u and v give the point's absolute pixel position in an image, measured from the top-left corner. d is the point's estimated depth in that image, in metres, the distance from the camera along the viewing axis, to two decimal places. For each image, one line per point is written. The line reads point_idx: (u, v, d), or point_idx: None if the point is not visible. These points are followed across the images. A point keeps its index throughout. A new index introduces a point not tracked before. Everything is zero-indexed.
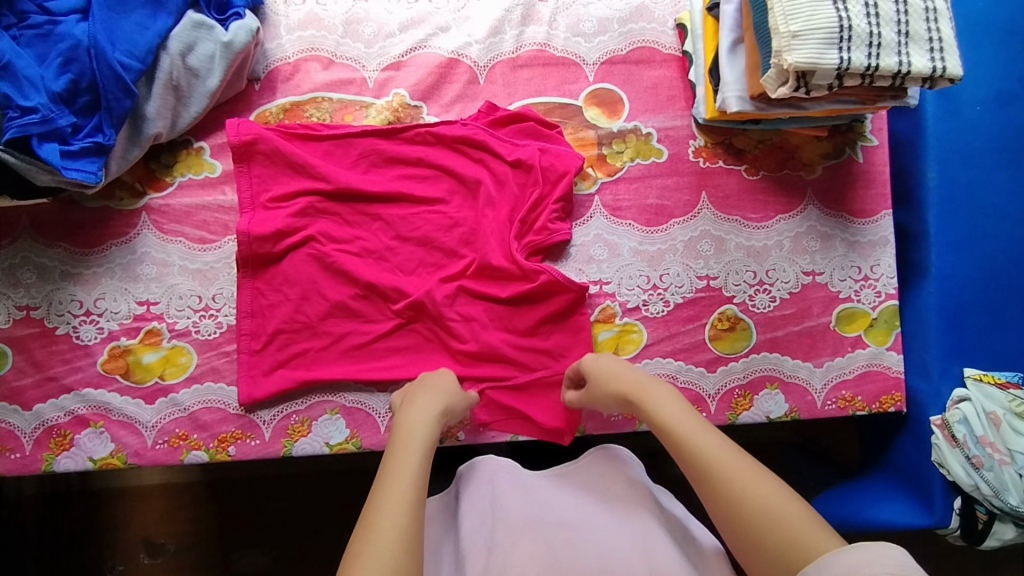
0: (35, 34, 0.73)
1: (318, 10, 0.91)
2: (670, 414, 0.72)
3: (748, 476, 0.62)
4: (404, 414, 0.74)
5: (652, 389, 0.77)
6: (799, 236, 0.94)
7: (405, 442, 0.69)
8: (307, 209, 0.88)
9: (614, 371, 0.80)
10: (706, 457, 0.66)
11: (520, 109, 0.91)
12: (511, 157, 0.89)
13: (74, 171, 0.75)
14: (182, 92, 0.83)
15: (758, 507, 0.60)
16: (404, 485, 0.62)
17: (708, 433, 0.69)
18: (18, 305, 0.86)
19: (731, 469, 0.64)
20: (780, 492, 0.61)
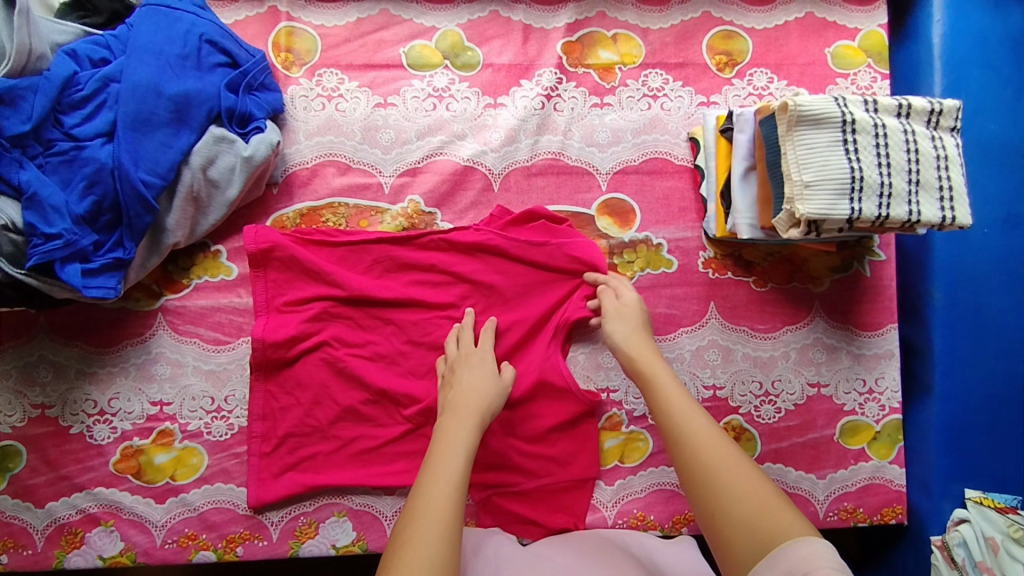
0: (59, 159, 0.73)
1: (337, 116, 0.92)
2: (669, 386, 0.74)
3: (725, 465, 0.65)
4: (452, 412, 0.77)
5: (656, 362, 0.79)
6: (805, 347, 0.95)
7: (446, 444, 0.72)
8: (321, 315, 0.89)
9: (629, 334, 0.83)
10: (692, 435, 0.68)
11: (532, 208, 0.91)
12: (527, 257, 0.90)
13: (94, 289, 0.76)
14: (202, 202, 0.84)
15: (731, 486, 0.63)
16: (443, 490, 0.65)
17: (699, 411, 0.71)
18: (33, 404, 0.88)
19: (712, 448, 0.66)
20: (753, 475, 0.64)
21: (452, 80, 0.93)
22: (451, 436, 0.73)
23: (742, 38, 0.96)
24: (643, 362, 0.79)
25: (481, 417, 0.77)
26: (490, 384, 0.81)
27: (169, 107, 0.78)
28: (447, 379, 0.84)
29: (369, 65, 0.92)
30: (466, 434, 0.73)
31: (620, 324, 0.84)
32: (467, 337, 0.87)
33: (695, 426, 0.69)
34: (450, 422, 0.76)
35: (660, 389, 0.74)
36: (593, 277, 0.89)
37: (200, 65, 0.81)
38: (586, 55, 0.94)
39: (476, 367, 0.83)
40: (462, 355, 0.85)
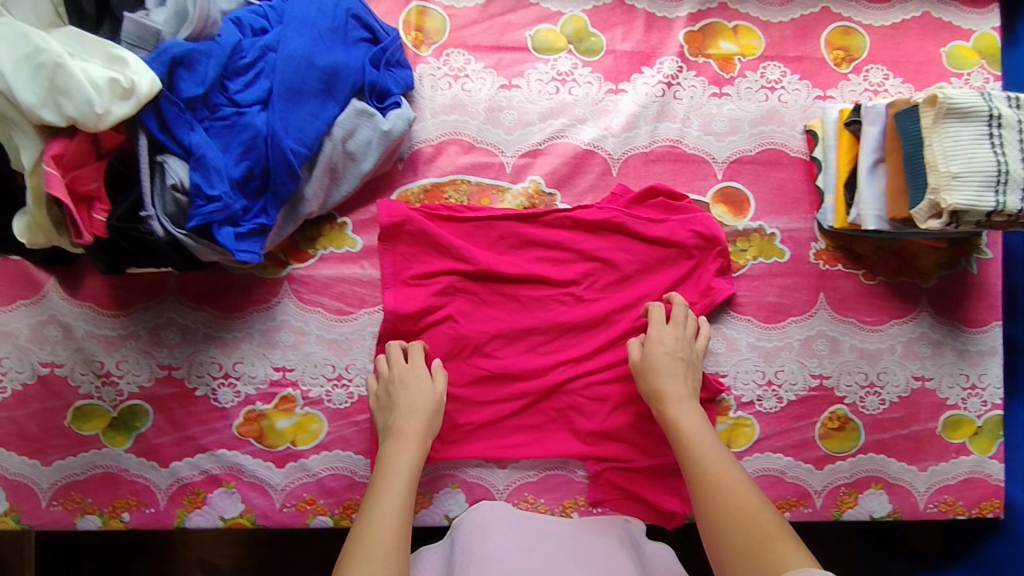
0: (222, 124, 0.75)
1: (463, 95, 0.93)
2: (695, 431, 0.83)
3: (735, 494, 0.75)
4: (395, 435, 0.84)
5: (685, 403, 0.86)
6: (911, 341, 0.97)
7: (392, 471, 0.80)
8: (445, 289, 0.91)
9: (661, 369, 0.87)
10: (710, 471, 0.78)
11: (652, 184, 0.94)
12: (650, 233, 0.92)
13: (244, 253, 0.78)
14: (337, 173, 0.86)
15: (738, 517, 0.72)
16: (389, 521, 0.75)
17: (719, 452, 0.80)
18: (160, 365, 0.89)
19: (727, 485, 0.76)
20: (759, 508, 0.73)
21: (576, 64, 0.94)
22: (398, 462, 0.81)
23: (860, 34, 0.97)
24: (669, 403, 0.85)
25: (423, 440, 0.84)
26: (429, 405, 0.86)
27: (319, 78, 0.79)
28: (379, 400, 0.87)
29: (495, 47, 0.94)
30: (412, 460, 0.82)
31: (652, 361, 0.87)
32: (402, 356, 0.88)
33: (712, 466, 0.79)
34: (390, 452, 0.82)
35: (683, 433, 0.83)
36: (674, 298, 0.91)
37: (347, 38, 0.82)
38: (707, 45, 0.96)
39: (411, 386, 0.86)
40: (402, 377, 0.86)
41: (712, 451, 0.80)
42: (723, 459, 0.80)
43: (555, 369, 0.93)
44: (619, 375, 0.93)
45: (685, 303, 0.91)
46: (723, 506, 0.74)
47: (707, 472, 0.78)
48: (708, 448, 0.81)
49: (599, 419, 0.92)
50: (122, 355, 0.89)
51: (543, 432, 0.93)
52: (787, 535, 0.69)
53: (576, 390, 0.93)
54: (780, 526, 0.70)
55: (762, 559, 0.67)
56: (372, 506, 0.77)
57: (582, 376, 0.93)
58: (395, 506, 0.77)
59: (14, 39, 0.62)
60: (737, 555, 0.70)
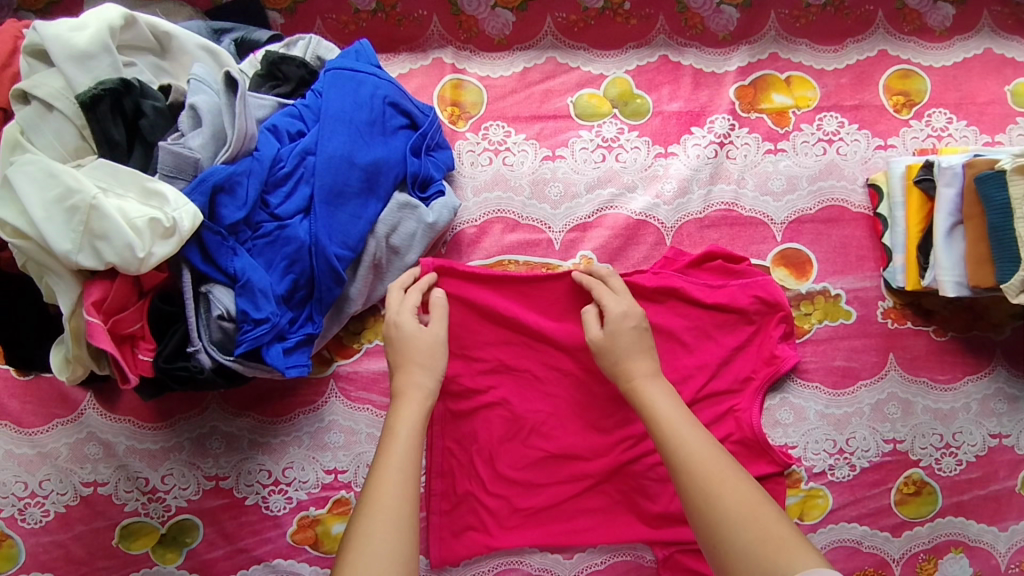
0: (265, 241, 0.70)
1: (505, 170, 0.89)
2: (666, 408, 0.71)
3: (726, 479, 0.63)
4: (398, 394, 0.70)
5: (650, 380, 0.74)
6: (986, 398, 0.92)
7: (392, 432, 0.66)
8: (499, 374, 0.87)
9: (626, 348, 0.76)
10: (692, 454, 0.65)
11: (709, 247, 0.89)
12: (709, 300, 0.87)
13: (293, 369, 0.73)
14: (381, 269, 0.81)
15: (735, 510, 0.60)
16: (393, 485, 0.61)
17: (695, 431, 0.68)
18: (207, 476, 0.85)
19: (716, 469, 0.64)
20: (755, 496, 0.62)
21: (621, 129, 0.90)
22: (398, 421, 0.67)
23: (920, 77, 0.92)
24: (639, 382, 0.74)
25: (426, 393, 0.71)
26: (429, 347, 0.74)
27: (360, 177, 0.75)
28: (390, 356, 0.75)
29: (536, 116, 0.89)
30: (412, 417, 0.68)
31: (615, 339, 0.76)
32: (405, 297, 0.77)
33: (694, 448, 0.66)
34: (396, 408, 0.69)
35: (659, 413, 0.70)
36: (585, 273, 0.82)
37: (385, 128, 0.78)
38: (759, 99, 0.90)
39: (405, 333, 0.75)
40: (404, 321, 0.75)
41: (689, 430, 0.68)
42: (699, 437, 0.67)
43: (618, 450, 0.88)
44: None
45: (608, 269, 0.83)
46: (711, 493, 0.62)
47: (689, 455, 0.65)
48: (685, 427, 0.68)
49: (665, 501, 0.87)
50: (167, 468, 0.85)
51: (609, 515, 0.88)
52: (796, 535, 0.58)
53: (640, 471, 0.88)
54: (785, 524, 0.59)
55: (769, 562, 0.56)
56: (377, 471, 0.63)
57: (645, 457, 0.88)
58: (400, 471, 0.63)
59: (44, 181, 0.59)
60: (735, 555, 0.58)
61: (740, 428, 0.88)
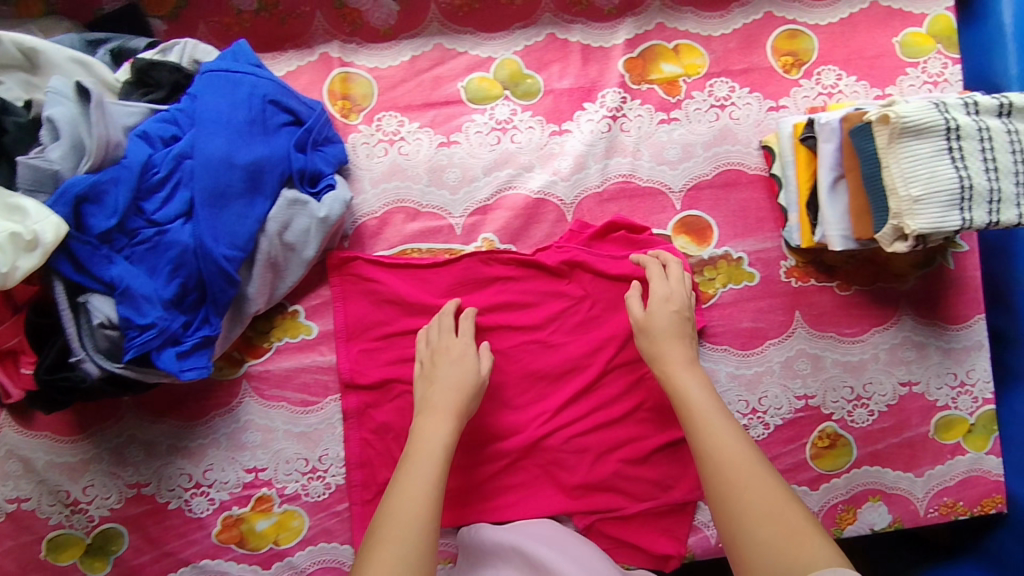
0: (144, 247, 0.71)
1: (401, 160, 0.89)
2: (698, 398, 0.76)
3: (750, 476, 0.67)
4: (428, 410, 0.78)
5: (685, 369, 0.79)
6: (894, 347, 0.94)
7: (423, 448, 0.73)
8: (409, 362, 0.89)
9: (664, 331, 0.82)
10: (719, 446, 0.70)
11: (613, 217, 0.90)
12: (613, 272, 0.89)
13: (190, 371, 0.74)
14: (279, 266, 0.82)
15: (755, 503, 0.65)
16: (419, 505, 0.67)
17: (723, 427, 0.72)
18: (128, 483, 0.86)
19: (740, 463, 0.69)
20: (777, 493, 0.66)
21: (514, 110, 0.90)
22: (428, 440, 0.74)
23: (807, 36, 0.92)
24: (672, 369, 0.79)
25: (455, 412, 0.77)
26: (465, 372, 0.81)
27: (243, 177, 0.75)
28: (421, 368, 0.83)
29: (428, 104, 0.89)
30: (444, 435, 0.75)
31: (657, 321, 0.82)
32: (467, 328, 0.85)
33: (721, 441, 0.71)
34: (425, 422, 0.76)
35: (692, 401, 0.76)
36: (640, 258, 0.87)
37: (267, 127, 0.78)
38: (649, 70, 0.91)
39: (455, 360, 0.82)
40: (440, 347, 0.83)
41: (719, 426, 0.72)
42: (726, 433, 0.71)
43: (532, 425, 0.89)
44: (598, 424, 0.90)
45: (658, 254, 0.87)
46: (734, 485, 0.67)
47: (715, 447, 0.70)
48: (715, 424, 0.73)
49: (583, 471, 0.89)
50: (88, 480, 0.86)
51: (529, 488, 0.90)
52: (813, 532, 0.61)
53: (556, 445, 0.90)
54: (805, 522, 0.62)
55: (784, 560, 0.59)
56: (401, 484, 0.70)
57: (560, 431, 0.90)
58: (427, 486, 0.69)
59: None
60: (752, 545, 0.62)
61: (652, 394, 0.91)
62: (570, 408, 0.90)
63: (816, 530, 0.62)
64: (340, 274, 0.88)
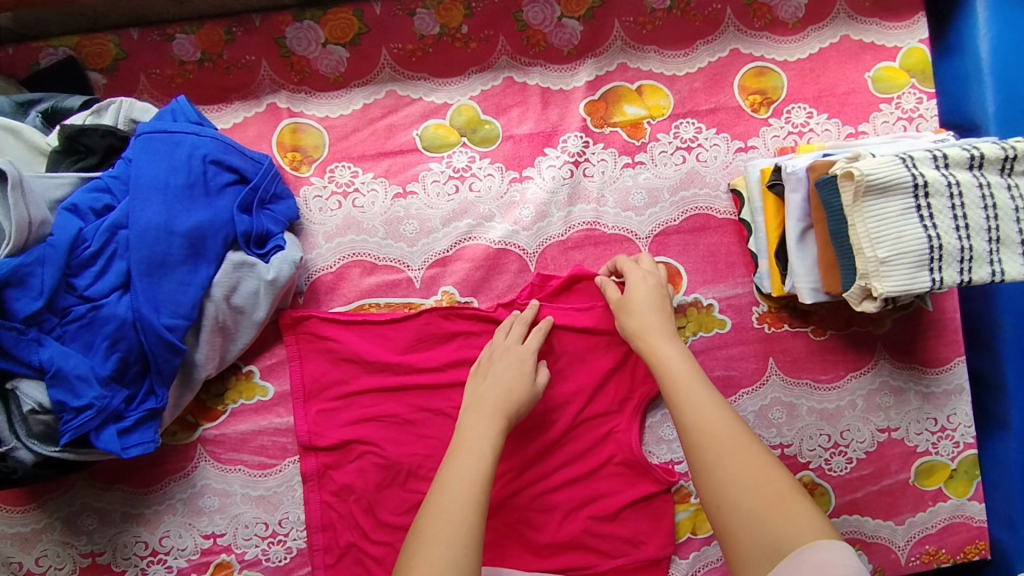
0: (77, 325, 0.69)
1: (356, 213, 0.86)
2: (675, 365, 0.71)
3: (730, 440, 0.61)
4: (476, 409, 0.73)
5: (667, 342, 0.74)
6: (871, 392, 0.91)
7: (469, 438, 0.69)
8: (369, 422, 0.86)
9: (643, 304, 0.78)
10: (696, 414, 0.64)
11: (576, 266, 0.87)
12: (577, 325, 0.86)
13: (134, 448, 0.71)
14: (229, 329, 0.78)
15: (738, 471, 0.59)
16: (465, 495, 0.62)
17: (702, 392, 0.66)
18: (82, 553, 0.84)
19: (720, 428, 0.63)
20: (762, 458, 0.60)
21: (472, 158, 0.87)
22: (472, 432, 0.69)
23: (775, 73, 0.90)
24: (651, 340, 0.74)
25: (508, 409, 0.73)
26: (518, 375, 0.77)
27: (183, 244, 0.72)
28: (478, 372, 0.80)
29: (382, 153, 0.86)
30: (490, 429, 0.70)
31: (636, 296, 0.79)
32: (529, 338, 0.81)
33: (699, 408, 0.65)
34: (473, 416, 0.72)
35: (669, 369, 0.71)
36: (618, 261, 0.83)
37: (208, 189, 0.75)
38: (611, 113, 0.88)
39: (511, 364, 0.78)
40: (499, 348, 0.81)
41: (698, 392, 0.66)
42: (706, 399, 0.66)
43: (498, 483, 0.86)
44: (566, 479, 0.87)
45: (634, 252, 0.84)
46: (711, 453, 0.61)
47: (693, 415, 0.64)
48: (694, 390, 0.67)
49: (552, 530, 0.86)
50: (41, 550, 0.84)
51: (497, 548, 0.86)
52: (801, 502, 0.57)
53: (524, 502, 0.87)
54: (791, 491, 0.57)
55: (770, 533, 0.54)
56: (445, 476, 0.64)
57: (528, 488, 0.87)
58: (473, 472, 0.64)
59: None
60: (738, 518, 0.57)
61: (621, 448, 0.88)
62: (538, 465, 0.87)
63: (804, 499, 0.57)
64: (295, 333, 0.85)
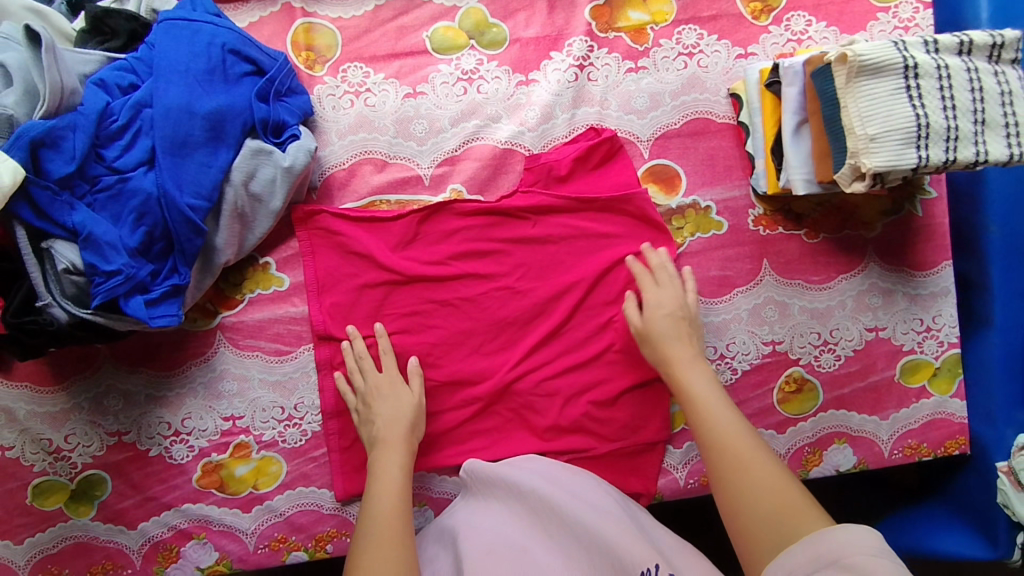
0: (106, 194, 0.72)
1: (368, 111, 0.89)
2: (701, 390, 0.79)
3: (745, 451, 0.70)
4: (381, 445, 0.82)
5: (694, 370, 0.82)
6: (861, 293, 0.95)
7: (383, 478, 0.79)
8: (381, 313, 0.90)
9: (664, 334, 0.85)
10: (718, 429, 0.73)
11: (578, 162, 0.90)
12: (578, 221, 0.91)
13: (160, 319, 0.76)
14: (247, 217, 0.82)
15: (753, 479, 0.67)
16: (387, 528, 0.73)
17: (724, 413, 0.75)
18: (109, 432, 0.89)
19: (736, 443, 0.71)
20: (777, 471, 0.68)
21: (480, 60, 0.90)
22: (387, 471, 0.79)
23: None
24: (677, 366, 0.82)
25: (409, 441, 0.83)
26: (406, 407, 0.85)
27: (204, 126, 0.75)
28: (359, 416, 0.86)
29: (394, 54, 0.90)
30: (399, 463, 0.81)
31: (657, 327, 0.85)
32: (369, 367, 0.87)
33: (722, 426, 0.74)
34: (382, 452, 0.82)
35: (695, 396, 0.79)
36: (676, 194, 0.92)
37: (227, 77, 0.78)
38: (615, 18, 0.91)
39: (388, 396, 0.85)
40: (370, 388, 0.86)
41: (719, 414, 0.75)
42: (727, 420, 0.75)
43: (502, 370, 0.91)
44: (568, 366, 0.92)
45: (662, 259, 0.89)
46: (731, 459, 0.70)
47: (717, 431, 0.73)
48: (715, 410, 0.76)
49: (553, 414, 0.91)
50: (68, 429, 0.89)
51: (500, 432, 0.92)
52: (810, 507, 0.63)
53: (526, 389, 0.91)
54: (802, 496, 0.64)
55: (778, 529, 0.62)
56: (370, 511, 0.75)
57: (531, 376, 0.92)
58: (394, 504, 0.76)
59: None
60: (750, 519, 0.65)
61: (620, 337, 0.92)
62: (539, 354, 0.92)
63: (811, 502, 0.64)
64: (308, 227, 0.89)
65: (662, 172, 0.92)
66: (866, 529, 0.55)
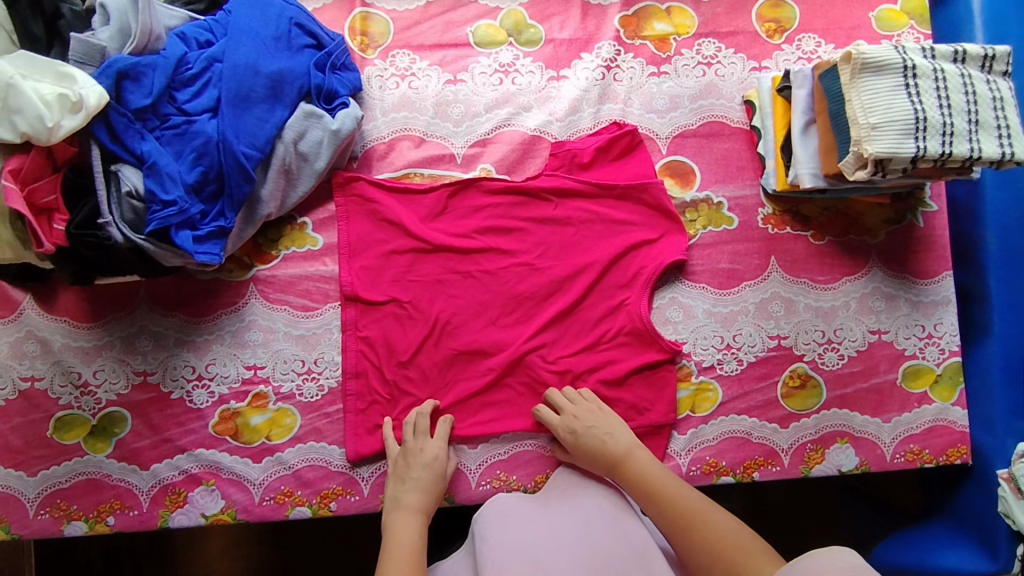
0: (173, 132, 0.80)
1: (411, 93, 0.98)
2: (652, 475, 0.85)
3: (702, 519, 0.78)
4: (398, 498, 0.86)
5: (637, 456, 0.87)
6: (864, 296, 0.99)
7: (396, 538, 0.82)
8: (405, 278, 0.95)
9: (593, 450, 0.88)
10: (677, 505, 0.80)
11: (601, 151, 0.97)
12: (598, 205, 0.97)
13: (203, 255, 0.81)
14: (292, 175, 0.88)
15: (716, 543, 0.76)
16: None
17: (679, 489, 0.82)
18: (136, 371, 0.93)
19: (694, 515, 0.79)
20: (734, 531, 0.76)
21: (517, 55, 0.99)
22: (402, 532, 0.83)
23: (789, 6, 1.01)
24: (619, 464, 0.87)
25: (425, 508, 0.86)
26: (434, 474, 0.87)
27: (265, 84, 0.83)
28: (393, 469, 0.88)
29: (439, 45, 0.99)
30: (415, 527, 0.84)
31: (584, 452, 0.88)
32: (423, 428, 0.90)
33: (678, 501, 0.81)
34: (399, 513, 0.85)
35: (645, 482, 0.84)
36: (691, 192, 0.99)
37: (291, 46, 0.87)
38: (642, 28, 1.01)
39: (427, 463, 0.88)
40: (411, 450, 0.88)
41: (672, 489, 0.82)
42: (682, 494, 0.82)
43: (517, 341, 0.94)
44: (580, 343, 0.95)
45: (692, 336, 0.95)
46: (692, 532, 0.78)
47: (677, 509, 0.80)
48: (668, 487, 0.83)
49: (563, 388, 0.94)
50: (99, 364, 0.92)
51: (509, 404, 0.94)
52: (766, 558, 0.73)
53: (538, 361, 0.94)
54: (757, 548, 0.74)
55: None
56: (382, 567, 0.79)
57: (544, 350, 0.95)
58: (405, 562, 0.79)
59: None
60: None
61: (631, 319, 0.95)
62: (553, 329, 0.95)
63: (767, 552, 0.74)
64: (346, 193, 0.95)
65: (679, 170, 0.99)
66: (832, 553, 0.61)
